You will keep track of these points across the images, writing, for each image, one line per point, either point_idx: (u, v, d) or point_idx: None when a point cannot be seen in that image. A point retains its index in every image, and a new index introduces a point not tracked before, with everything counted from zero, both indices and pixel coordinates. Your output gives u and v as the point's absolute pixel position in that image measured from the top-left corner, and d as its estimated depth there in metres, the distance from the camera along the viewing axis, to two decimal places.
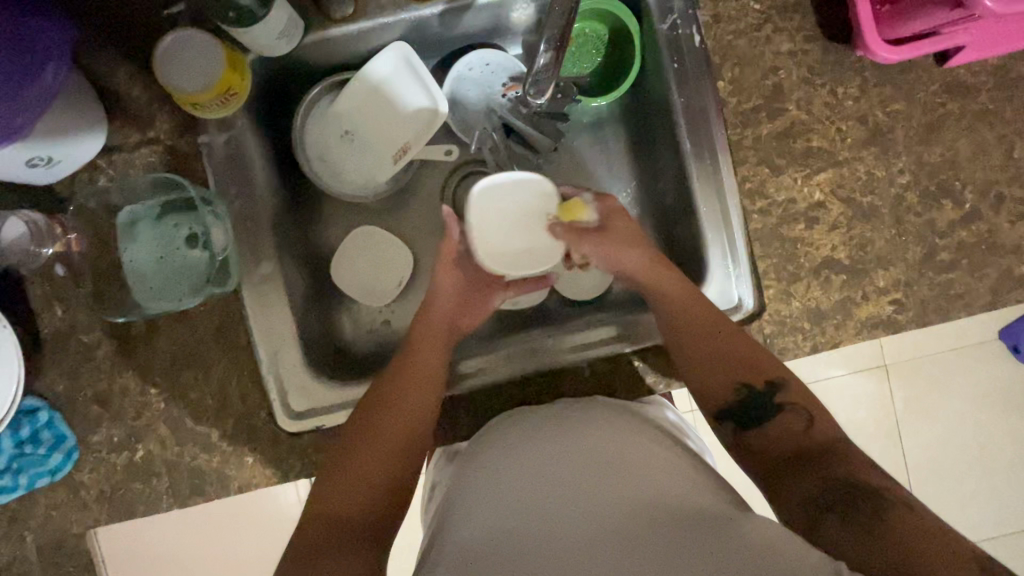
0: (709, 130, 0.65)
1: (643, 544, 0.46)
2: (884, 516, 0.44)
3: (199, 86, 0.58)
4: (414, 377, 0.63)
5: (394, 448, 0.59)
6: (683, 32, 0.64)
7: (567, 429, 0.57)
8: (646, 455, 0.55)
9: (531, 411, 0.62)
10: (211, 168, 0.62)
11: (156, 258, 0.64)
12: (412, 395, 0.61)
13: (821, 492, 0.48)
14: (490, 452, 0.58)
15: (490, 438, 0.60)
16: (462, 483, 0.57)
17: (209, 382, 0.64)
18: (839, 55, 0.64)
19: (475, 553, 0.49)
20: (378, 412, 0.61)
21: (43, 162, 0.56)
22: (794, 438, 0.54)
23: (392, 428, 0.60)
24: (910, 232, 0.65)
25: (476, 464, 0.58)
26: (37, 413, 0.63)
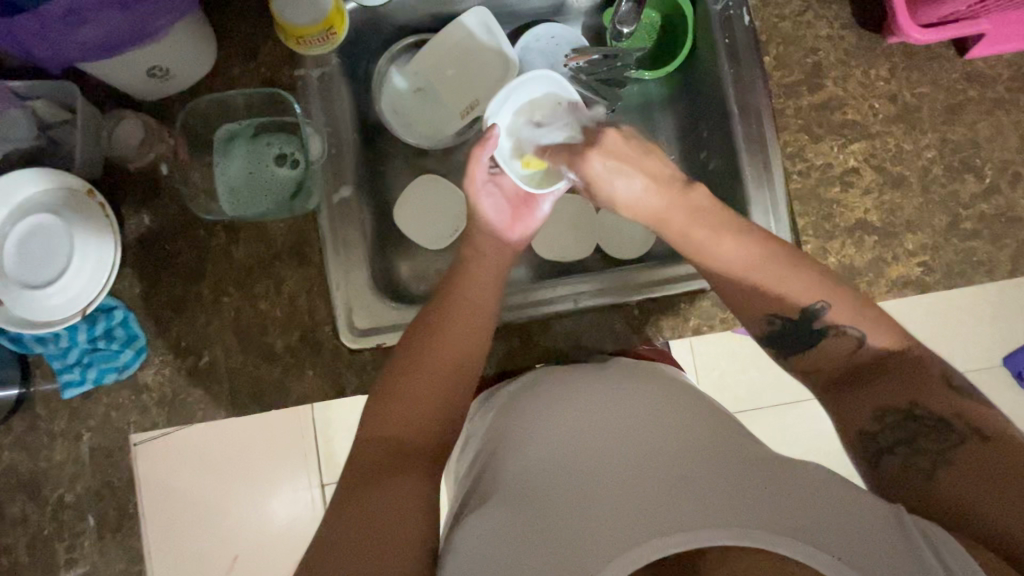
0: (755, 100, 0.72)
1: (706, 478, 0.47)
2: (949, 460, 0.47)
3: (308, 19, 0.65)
4: (461, 312, 0.62)
5: (446, 382, 0.58)
6: (734, 13, 0.72)
7: (614, 385, 0.60)
8: (690, 409, 0.58)
9: (570, 370, 0.65)
10: (305, 98, 0.69)
11: (246, 171, 0.70)
12: (472, 327, 0.62)
13: (883, 430, 0.51)
14: (538, 402, 0.61)
15: (535, 390, 0.63)
16: (509, 426, 0.60)
17: (280, 294, 0.68)
18: (872, 42, 0.72)
19: (535, 486, 0.50)
20: (425, 345, 0.60)
21: (160, 73, 0.62)
22: (826, 357, 0.56)
23: (444, 361, 0.59)
24: (936, 201, 0.71)
25: (523, 410, 0.61)
26: (113, 311, 0.66)
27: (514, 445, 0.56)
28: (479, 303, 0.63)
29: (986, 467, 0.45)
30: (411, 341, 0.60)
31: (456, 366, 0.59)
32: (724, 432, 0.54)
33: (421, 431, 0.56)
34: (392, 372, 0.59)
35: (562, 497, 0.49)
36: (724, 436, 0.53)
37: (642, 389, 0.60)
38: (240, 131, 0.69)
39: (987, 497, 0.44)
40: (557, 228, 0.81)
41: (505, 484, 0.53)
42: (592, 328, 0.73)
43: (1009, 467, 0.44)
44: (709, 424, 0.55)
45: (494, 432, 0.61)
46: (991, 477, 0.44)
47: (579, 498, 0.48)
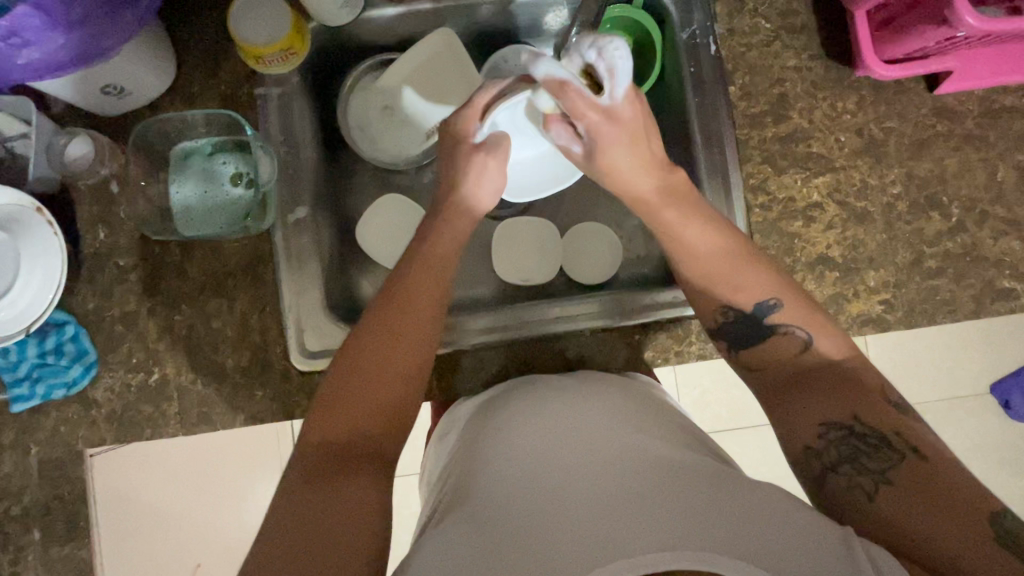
0: (719, 129, 0.71)
1: (661, 494, 0.47)
2: (890, 479, 0.47)
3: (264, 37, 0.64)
4: (412, 308, 0.59)
5: (391, 385, 0.55)
6: (700, 42, 0.71)
7: (583, 400, 0.60)
8: (656, 428, 0.58)
9: (540, 382, 0.65)
10: (263, 118, 0.69)
11: (201, 191, 0.70)
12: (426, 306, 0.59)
13: (828, 448, 0.51)
14: (507, 415, 0.60)
15: (505, 405, 0.63)
16: (474, 440, 0.60)
17: (232, 313, 0.67)
18: (840, 73, 0.71)
19: (497, 498, 0.50)
20: (373, 343, 0.56)
21: (114, 91, 0.62)
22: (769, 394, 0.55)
23: (388, 364, 0.56)
24: (899, 237, 0.70)
25: (491, 425, 0.60)
26: (65, 326, 0.66)
27: (480, 459, 0.56)
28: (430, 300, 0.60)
29: (923, 487, 0.45)
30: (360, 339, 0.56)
31: (404, 369, 0.56)
32: (685, 451, 0.54)
33: (370, 437, 0.53)
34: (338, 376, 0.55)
35: (523, 512, 0.48)
36: (686, 455, 0.53)
37: (611, 406, 0.60)
38: (196, 150, 0.69)
39: (920, 518, 0.44)
40: (523, 250, 0.81)
41: (470, 496, 0.52)
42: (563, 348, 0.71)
43: (939, 486, 0.45)
44: (673, 444, 0.55)
45: (461, 445, 0.61)
46: (933, 499, 0.44)
47: (544, 514, 0.47)
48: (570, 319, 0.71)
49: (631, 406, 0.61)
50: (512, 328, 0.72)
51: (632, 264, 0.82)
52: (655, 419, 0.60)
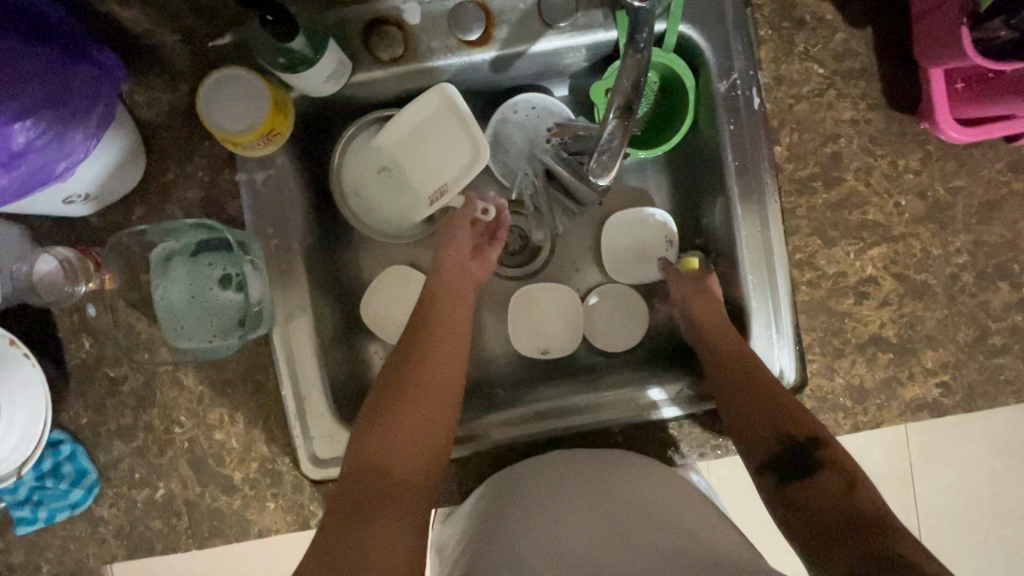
0: (761, 195, 0.63)
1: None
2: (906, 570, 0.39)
3: (243, 120, 0.56)
4: (434, 360, 0.59)
5: (436, 419, 0.56)
6: (742, 93, 0.62)
7: (610, 474, 0.59)
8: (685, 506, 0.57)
9: (557, 457, 0.63)
10: (250, 207, 0.61)
11: (188, 295, 0.62)
12: (449, 353, 0.60)
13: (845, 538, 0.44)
14: (533, 487, 0.59)
15: (534, 474, 0.61)
16: (498, 508, 0.58)
17: (235, 423, 0.63)
18: (903, 126, 0.61)
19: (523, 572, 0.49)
20: (414, 377, 0.58)
21: (79, 199, 0.55)
22: (827, 503, 0.48)
23: (428, 398, 0.57)
24: (962, 313, 0.63)
25: (513, 497, 0.58)
26: (60, 446, 0.62)
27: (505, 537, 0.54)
28: (457, 336, 0.62)
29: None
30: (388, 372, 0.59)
31: (434, 399, 0.57)
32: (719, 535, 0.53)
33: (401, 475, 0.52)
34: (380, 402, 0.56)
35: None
36: (719, 538, 0.52)
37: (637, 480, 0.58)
38: (177, 251, 0.61)
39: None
40: (545, 321, 0.74)
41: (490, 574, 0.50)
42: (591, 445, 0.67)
43: None
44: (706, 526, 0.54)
45: (479, 513, 0.59)
46: None
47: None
48: (600, 414, 0.66)
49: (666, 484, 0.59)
50: (528, 424, 0.67)
51: (659, 329, 0.76)
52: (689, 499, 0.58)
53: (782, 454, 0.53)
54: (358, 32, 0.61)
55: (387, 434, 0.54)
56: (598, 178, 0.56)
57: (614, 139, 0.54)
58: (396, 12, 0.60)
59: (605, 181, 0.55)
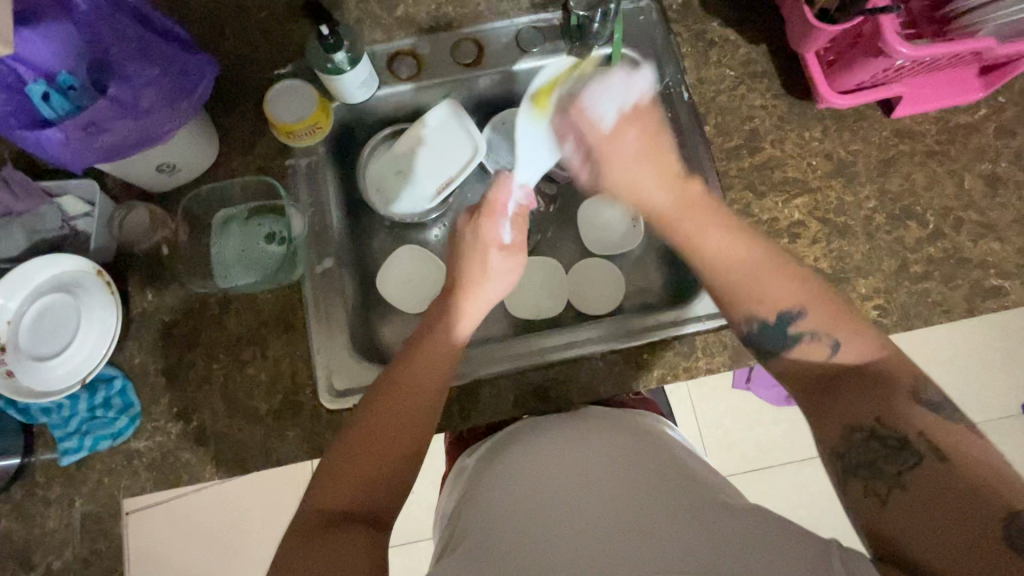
0: (699, 164, 0.78)
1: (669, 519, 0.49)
2: (905, 483, 0.46)
3: (306, 108, 0.76)
4: (422, 371, 0.62)
5: (416, 413, 0.60)
6: (674, 91, 0.81)
7: (586, 430, 0.63)
8: (652, 450, 0.60)
9: (534, 427, 0.67)
10: (294, 184, 0.78)
11: (238, 250, 0.78)
12: (431, 351, 0.64)
13: (851, 449, 0.50)
14: (512, 457, 0.62)
15: (513, 446, 0.64)
16: (484, 482, 0.61)
17: (265, 360, 0.72)
18: (803, 108, 0.79)
19: (508, 525, 0.52)
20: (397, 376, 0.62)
21: (167, 169, 0.72)
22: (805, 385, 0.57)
23: (415, 404, 0.60)
24: (882, 247, 0.74)
25: (500, 463, 0.63)
26: (113, 380, 0.71)
27: (487, 496, 0.58)
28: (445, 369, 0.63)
29: (936, 491, 0.44)
30: (375, 401, 0.60)
31: (410, 421, 0.59)
32: (680, 468, 0.57)
33: (370, 488, 0.56)
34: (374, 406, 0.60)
35: (522, 542, 0.50)
36: (682, 473, 0.56)
37: (608, 432, 0.63)
38: (235, 215, 0.78)
39: (924, 524, 0.43)
40: (535, 286, 0.86)
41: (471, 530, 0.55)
42: (577, 369, 0.73)
43: (948, 494, 0.43)
44: (668, 463, 0.58)
45: (469, 487, 0.63)
46: (937, 512, 0.43)
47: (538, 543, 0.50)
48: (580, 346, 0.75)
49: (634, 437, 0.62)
50: (520, 357, 0.75)
51: (634, 295, 0.87)
52: (652, 444, 0.62)
53: (771, 325, 0.59)
54: (384, 60, 0.83)
55: (369, 439, 0.58)
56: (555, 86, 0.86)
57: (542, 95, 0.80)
58: (412, 47, 0.82)
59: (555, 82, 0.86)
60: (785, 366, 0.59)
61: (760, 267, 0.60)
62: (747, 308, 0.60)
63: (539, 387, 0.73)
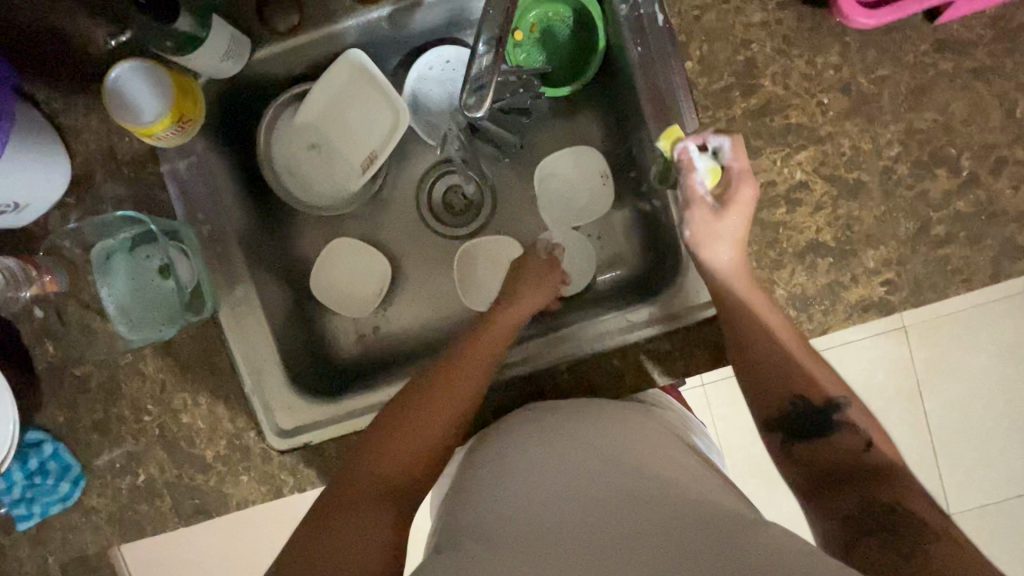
0: (678, 114, 0.62)
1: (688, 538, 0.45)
2: (925, 549, 0.45)
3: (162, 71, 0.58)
4: (462, 377, 0.59)
5: (449, 418, 0.57)
6: (645, 12, 0.61)
7: (596, 419, 0.57)
8: (663, 448, 0.56)
9: (539, 406, 0.61)
10: (178, 198, 0.64)
11: (132, 289, 0.66)
12: (484, 353, 0.61)
13: (866, 513, 0.50)
14: (509, 448, 0.56)
15: (510, 432, 0.58)
16: (475, 478, 0.56)
17: (199, 406, 0.66)
18: (816, 22, 0.59)
19: (506, 537, 0.48)
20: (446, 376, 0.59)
21: (11, 208, 0.58)
22: (837, 455, 0.55)
23: (451, 405, 0.58)
24: (900, 206, 0.61)
25: (496, 444, 0.58)
26: (42, 445, 0.66)
27: (483, 486, 0.54)
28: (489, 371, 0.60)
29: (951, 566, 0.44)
30: (403, 406, 0.58)
31: (442, 423, 0.57)
32: (701, 474, 0.54)
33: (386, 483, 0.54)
34: (413, 403, 0.58)
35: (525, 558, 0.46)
36: (701, 482, 0.52)
37: (619, 419, 0.58)
38: (115, 248, 0.65)
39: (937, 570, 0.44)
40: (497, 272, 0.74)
41: (467, 522, 0.51)
42: (547, 379, 0.66)
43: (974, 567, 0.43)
44: (683, 469, 0.54)
45: (459, 481, 0.58)
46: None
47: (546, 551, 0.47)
48: (574, 342, 0.67)
49: (656, 432, 0.58)
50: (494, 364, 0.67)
51: (606, 267, 0.76)
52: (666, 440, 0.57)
53: (808, 413, 0.57)
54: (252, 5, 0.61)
55: (398, 434, 0.56)
56: (473, 112, 0.54)
57: (484, 73, 0.52)
58: None
59: (484, 113, 0.54)
60: (806, 454, 0.57)
61: (782, 324, 0.57)
62: (792, 388, 0.57)
63: (507, 399, 0.67)
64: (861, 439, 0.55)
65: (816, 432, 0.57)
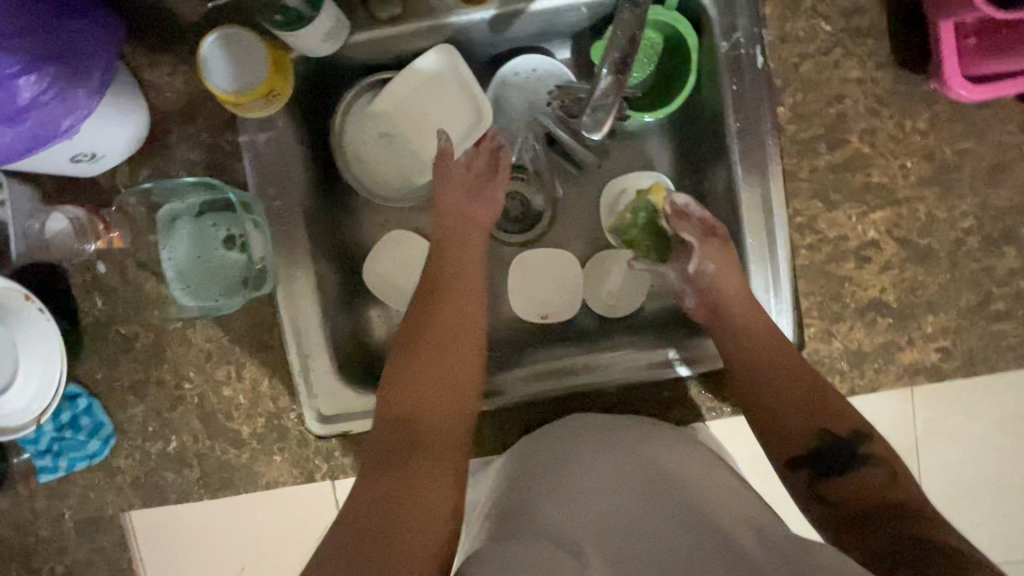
0: (764, 155, 0.62)
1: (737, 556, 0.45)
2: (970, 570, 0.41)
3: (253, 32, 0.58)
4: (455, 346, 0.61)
5: (455, 393, 0.59)
6: (745, 51, 0.61)
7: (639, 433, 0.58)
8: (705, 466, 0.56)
9: (579, 415, 0.62)
10: (253, 169, 0.63)
11: (193, 256, 0.64)
12: (464, 327, 0.63)
13: (898, 544, 0.45)
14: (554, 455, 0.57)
15: (555, 440, 0.59)
16: (521, 481, 0.56)
17: (242, 380, 0.65)
18: (911, 86, 0.60)
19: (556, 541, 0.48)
20: (448, 348, 0.61)
21: (86, 158, 0.57)
22: (866, 490, 0.52)
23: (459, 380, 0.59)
24: (965, 277, 0.62)
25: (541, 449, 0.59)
26: (77, 399, 0.65)
27: (533, 489, 0.54)
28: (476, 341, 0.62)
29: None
30: (403, 378, 0.59)
31: (449, 398, 0.58)
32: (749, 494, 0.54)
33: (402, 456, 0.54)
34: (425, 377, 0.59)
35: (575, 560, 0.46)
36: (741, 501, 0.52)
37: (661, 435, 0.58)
38: (182, 212, 0.63)
39: None
40: (548, 284, 0.73)
41: (516, 524, 0.51)
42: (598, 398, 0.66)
43: None
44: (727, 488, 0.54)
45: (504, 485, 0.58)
46: None
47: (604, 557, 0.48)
48: (611, 366, 0.66)
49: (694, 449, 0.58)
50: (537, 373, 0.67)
51: None
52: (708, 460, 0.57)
53: (829, 448, 0.55)
54: None
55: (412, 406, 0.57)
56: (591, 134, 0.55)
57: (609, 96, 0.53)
58: None
59: (599, 135, 0.55)
60: (829, 490, 0.54)
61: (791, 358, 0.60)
62: (815, 422, 0.57)
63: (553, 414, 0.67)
64: (885, 472, 0.53)
65: (839, 468, 0.54)
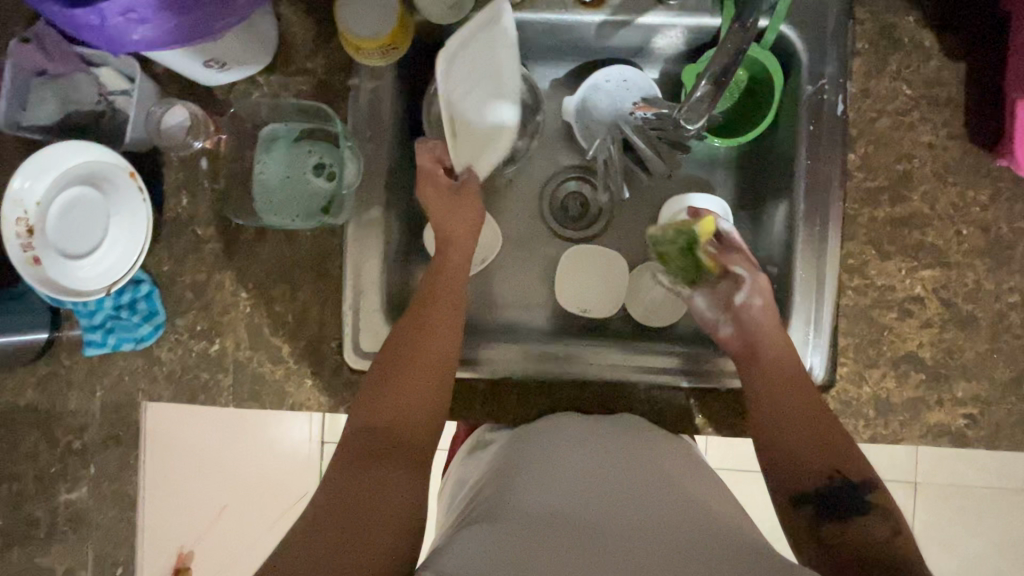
0: (826, 197, 0.65)
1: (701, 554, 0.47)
2: None
3: None
4: (438, 332, 0.63)
5: (437, 377, 0.61)
6: (828, 98, 0.65)
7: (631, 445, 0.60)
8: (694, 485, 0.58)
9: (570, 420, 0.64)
10: (353, 110, 0.68)
11: (283, 175, 0.69)
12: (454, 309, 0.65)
13: None
14: (541, 455, 0.60)
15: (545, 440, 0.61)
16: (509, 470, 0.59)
17: (295, 300, 0.68)
18: (978, 160, 0.64)
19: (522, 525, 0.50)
20: (430, 333, 0.63)
21: (216, 65, 0.63)
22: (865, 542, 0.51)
23: (434, 361, 0.61)
24: (1002, 351, 0.63)
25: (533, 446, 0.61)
26: (140, 284, 0.68)
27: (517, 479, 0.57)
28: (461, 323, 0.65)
29: None
30: (393, 361, 0.62)
31: (432, 379, 0.61)
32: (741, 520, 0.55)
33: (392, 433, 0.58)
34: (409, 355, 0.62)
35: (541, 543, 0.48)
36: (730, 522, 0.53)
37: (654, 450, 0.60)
38: (283, 134, 0.69)
39: None
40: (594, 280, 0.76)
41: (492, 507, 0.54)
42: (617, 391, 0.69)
43: None
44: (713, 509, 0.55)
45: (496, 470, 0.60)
46: None
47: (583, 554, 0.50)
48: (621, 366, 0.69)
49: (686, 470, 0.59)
50: (548, 360, 0.70)
51: None
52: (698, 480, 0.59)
53: (831, 490, 0.55)
54: None
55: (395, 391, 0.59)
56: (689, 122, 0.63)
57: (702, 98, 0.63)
58: None
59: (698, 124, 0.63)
60: (832, 534, 0.53)
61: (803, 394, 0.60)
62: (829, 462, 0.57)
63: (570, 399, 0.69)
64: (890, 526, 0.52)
65: (847, 510, 0.54)
